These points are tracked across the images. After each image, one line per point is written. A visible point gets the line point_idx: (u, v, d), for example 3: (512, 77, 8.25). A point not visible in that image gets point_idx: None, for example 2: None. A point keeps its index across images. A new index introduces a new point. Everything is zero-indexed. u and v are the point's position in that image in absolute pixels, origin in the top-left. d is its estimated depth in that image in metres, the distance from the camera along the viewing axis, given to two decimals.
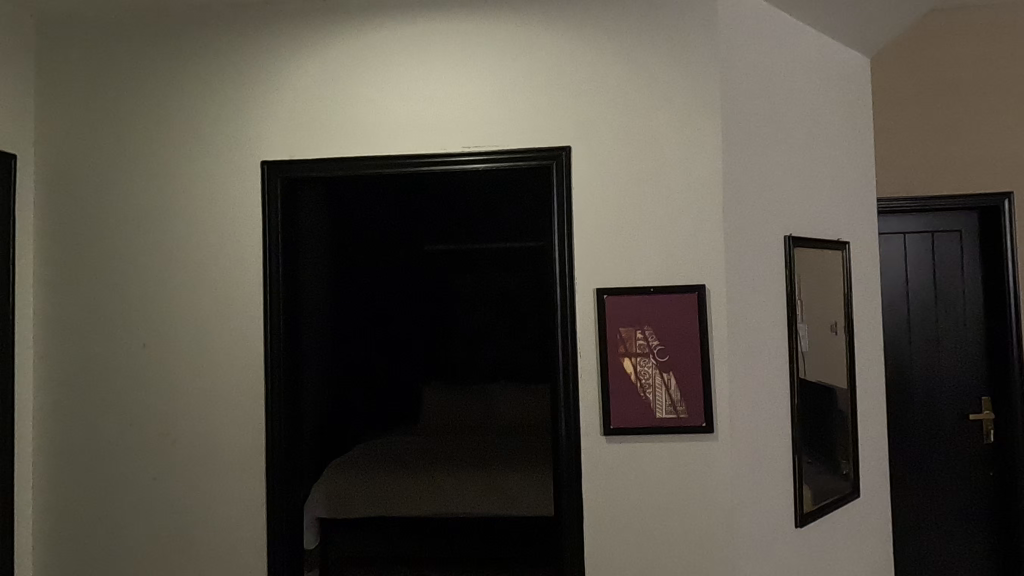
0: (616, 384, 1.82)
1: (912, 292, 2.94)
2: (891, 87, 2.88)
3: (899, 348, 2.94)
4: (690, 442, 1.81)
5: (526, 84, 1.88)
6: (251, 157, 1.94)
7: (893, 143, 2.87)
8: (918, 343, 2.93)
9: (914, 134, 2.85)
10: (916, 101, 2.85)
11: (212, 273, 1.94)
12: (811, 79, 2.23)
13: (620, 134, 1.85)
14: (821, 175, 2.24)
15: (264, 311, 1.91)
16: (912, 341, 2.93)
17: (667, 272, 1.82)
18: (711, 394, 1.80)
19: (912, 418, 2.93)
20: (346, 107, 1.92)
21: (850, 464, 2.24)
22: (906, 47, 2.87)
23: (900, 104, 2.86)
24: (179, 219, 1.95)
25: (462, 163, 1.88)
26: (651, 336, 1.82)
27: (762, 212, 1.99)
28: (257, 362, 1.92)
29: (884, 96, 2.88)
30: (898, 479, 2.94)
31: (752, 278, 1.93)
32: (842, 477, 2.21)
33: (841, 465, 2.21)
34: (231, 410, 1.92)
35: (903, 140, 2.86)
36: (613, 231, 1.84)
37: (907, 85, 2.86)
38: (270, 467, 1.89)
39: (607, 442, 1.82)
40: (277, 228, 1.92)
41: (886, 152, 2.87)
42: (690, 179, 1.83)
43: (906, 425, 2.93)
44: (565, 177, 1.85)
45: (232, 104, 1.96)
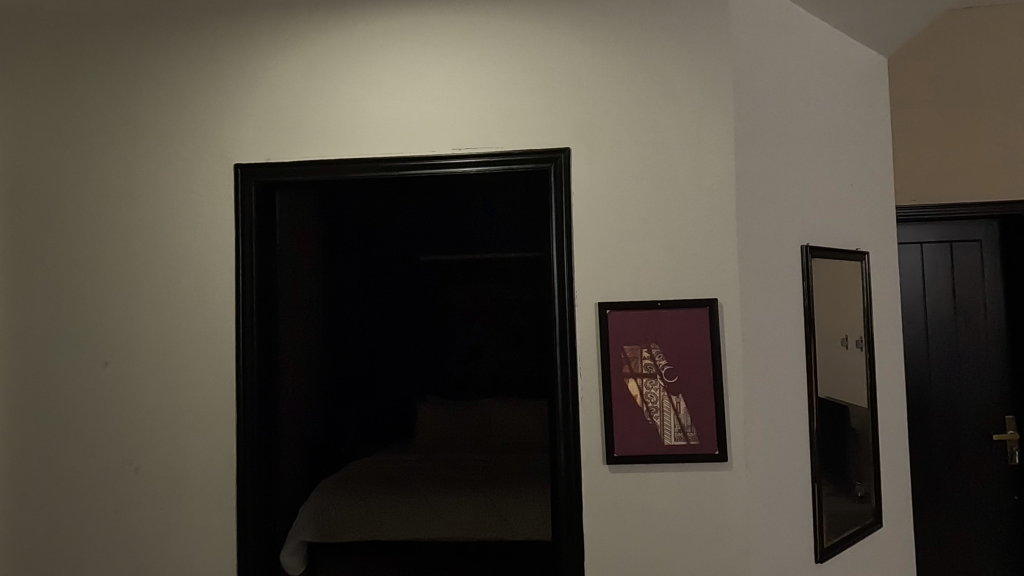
0: (620, 408, 1.65)
1: (931, 305, 2.78)
2: (907, 91, 2.73)
3: (918, 365, 2.79)
4: (701, 471, 1.64)
5: (523, 82, 1.73)
6: (223, 160, 1.79)
7: (909, 148, 2.72)
8: (938, 359, 2.77)
9: (933, 139, 2.71)
10: (935, 104, 2.70)
11: (180, 284, 1.78)
12: (828, 78, 2.08)
13: (625, 136, 1.70)
14: (839, 181, 2.09)
15: (236, 327, 1.75)
16: (933, 357, 2.77)
17: (676, 284, 1.66)
18: (725, 419, 1.64)
19: (934, 438, 2.76)
20: (327, 106, 1.78)
21: (867, 486, 2.08)
22: (920, 48, 2.73)
23: (916, 108, 2.72)
24: (147, 228, 1.80)
25: (452, 166, 1.73)
26: (659, 356, 1.66)
27: (778, 219, 1.84)
28: (228, 383, 1.76)
29: (899, 100, 2.73)
30: (919, 502, 2.77)
31: (768, 291, 1.78)
32: (860, 501, 2.05)
33: (859, 487, 2.05)
34: (201, 437, 1.76)
35: (919, 146, 2.71)
36: (615, 239, 1.68)
37: (923, 88, 2.72)
38: (242, 498, 1.73)
39: (612, 472, 1.66)
40: (250, 238, 1.77)
41: (902, 158, 2.73)
42: (701, 183, 1.68)
43: (928, 446, 2.77)
44: (564, 181, 1.70)
45: (206, 102, 1.81)
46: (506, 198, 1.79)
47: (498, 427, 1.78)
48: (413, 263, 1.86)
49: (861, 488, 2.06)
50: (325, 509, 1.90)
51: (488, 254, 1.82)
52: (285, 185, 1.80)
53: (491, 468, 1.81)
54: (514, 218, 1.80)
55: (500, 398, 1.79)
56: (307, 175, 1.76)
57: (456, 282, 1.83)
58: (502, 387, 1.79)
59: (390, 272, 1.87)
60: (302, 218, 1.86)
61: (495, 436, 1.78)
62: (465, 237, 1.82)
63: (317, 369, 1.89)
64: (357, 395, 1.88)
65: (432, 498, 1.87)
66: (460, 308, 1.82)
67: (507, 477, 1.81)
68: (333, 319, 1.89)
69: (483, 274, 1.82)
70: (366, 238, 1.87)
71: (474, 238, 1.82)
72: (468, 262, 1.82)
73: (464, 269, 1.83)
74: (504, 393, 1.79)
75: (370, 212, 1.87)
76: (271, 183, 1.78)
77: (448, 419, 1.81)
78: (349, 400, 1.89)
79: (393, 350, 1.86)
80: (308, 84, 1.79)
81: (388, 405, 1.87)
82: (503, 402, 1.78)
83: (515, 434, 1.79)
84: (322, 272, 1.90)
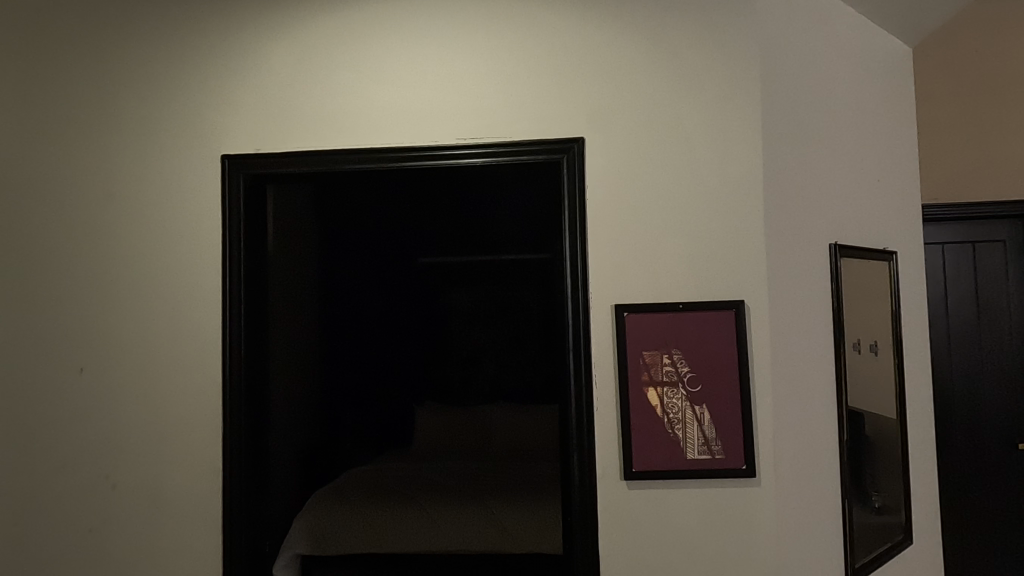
0: (639, 419, 1.53)
1: (954, 308, 2.66)
2: (930, 85, 2.62)
3: (942, 371, 2.67)
4: (727, 487, 1.52)
5: (532, 68, 1.61)
6: (209, 151, 1.67)
7: (933, 145, 2.61)
8: (964, 364, 2.64)
9: (956, 136, 2.59)
10: (958, 99, 2.59)
11: (162, 285, 1.65)
12: (855, 67, 1.96)
13: (644, 125, 1.58)
14: (866, 176, 1.96)
15: (223, 330, 1.63)
16: (957, 362, 2.65)
17: (699, 285, 1.54)
18: (753, 432, 1.51)
19: (960, 446, 2.64)
20: (322, 93, 1.65)
21: (883, 498, 1.92)
22: (944, 41, 2.62)
23: (940, 103, 2.61)
24: (128, 226, 1.67)
25: (457, 158, 1.62)
26: (681, 363, 1.53)
27: (806, 216, 1.71)
28: (214, 391, 1.63)
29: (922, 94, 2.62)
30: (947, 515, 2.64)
31: (797, 292, 1.65)
32: (878, 513, 1.89)
33: (876, 498, 1.89)
34: (184, 451, 1.62)
35: (943, 143, 2.60)
36: (633, 236, 1.56)
37: (947, 82, 2.61)
38: (230, 513, 1.61)
39: (630, 488, 1.53)
40: (239, 234, 1.64)
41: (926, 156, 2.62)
42: (726, 176, 1.56)
43: (954, 455, 2.65)
44: (577, 173, 1.58)
45: (191, 90, 1.68)
46: (515, 191, 1.62)
47: (499, 435, 1.62)
48: (412, 266, 1.66)
49: (879, 500, 1.90)
50: (321, 525, 1.66)
51: (493, 255, 1.63)
52: (275, 179, 1.66)
53: (496, 480, 1.61)
54: (523, 214, 1.62)
55: (502, 403, 1.62)
56: (301, 167, 1.64)
57: (457, 284, 1.65)
58: (503, 392, 1.62)
59: (391, 273, 1.66)
60: (297, 212, 1.67)
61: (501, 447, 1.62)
62: (471, 234, 1.65)
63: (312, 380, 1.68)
64: (341, 394, 1.67)
65: (438, 517, 1.63)
66: (461, 309, 1.64)
67: (516, 489, 1.61)
68: (326, 324, 1.68)
69: (486, 276, 1.63)
70: (362, 234, 1.67)
71: (476, 235, 1.65)
72: (470, 264, 1.64)
73: (468, 272, 1.64)
74: (507, 396, 1.62)
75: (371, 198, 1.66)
76: (261, 175, 1.65)
77: (439, 427, 1.63)
78: (341, 412, 1.66)
79: (392, 346, 1.66)
80: (302, 70, 1.66)
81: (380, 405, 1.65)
82: (503, 407, 1.61)
83: (519, 447, 1.61)
84: (320, 274, 1.68)
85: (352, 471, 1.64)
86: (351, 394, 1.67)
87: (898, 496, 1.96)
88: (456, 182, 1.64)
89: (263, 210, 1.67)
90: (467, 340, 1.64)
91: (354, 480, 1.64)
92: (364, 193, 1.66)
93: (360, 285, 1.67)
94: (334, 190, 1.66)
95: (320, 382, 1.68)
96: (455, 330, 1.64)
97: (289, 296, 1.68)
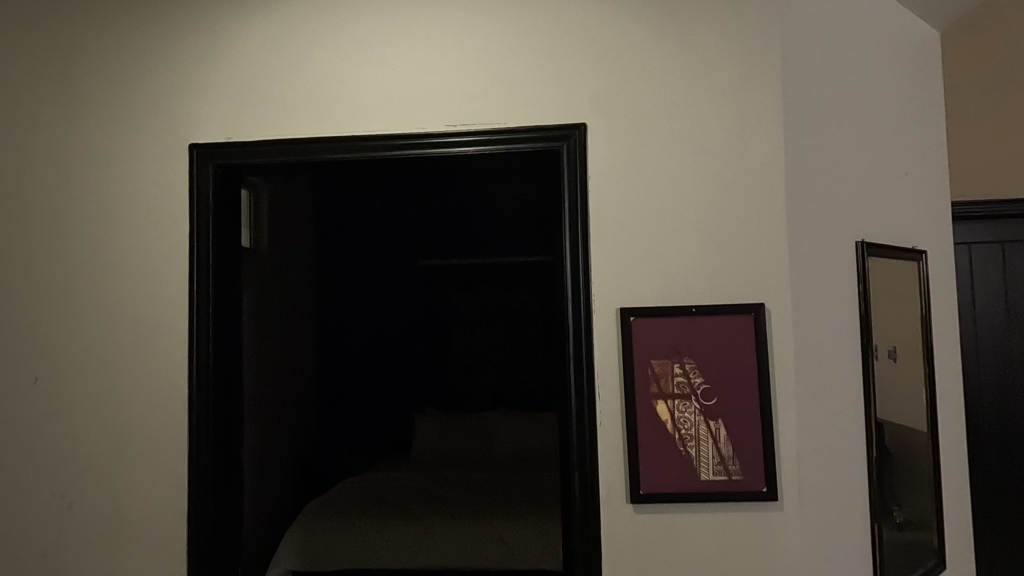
0: (646, 435, 1.37)
1: (1003, 319, 2.28)
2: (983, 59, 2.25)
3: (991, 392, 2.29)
4: (745, 511, 1.36)
5: (528, 47, 1.46)
6: (175, 140, 1.53)
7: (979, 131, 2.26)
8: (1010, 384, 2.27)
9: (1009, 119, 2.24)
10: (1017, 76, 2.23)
11: (123, 285, 1.51)
12: (881, 51, 1.80)
13: (652, 110, 1.43)
14: (894, 170, 1.81)
15: (190, 335, 1.49)
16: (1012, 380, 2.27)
17: (713, 287, 1.39)
18: (774, 450, 1.35)
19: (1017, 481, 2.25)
20: (298, 76, 1.51)
21: (906, 512, 1.71)
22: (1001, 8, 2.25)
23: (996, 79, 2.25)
24: (89, 222, 1.53)
25: (447, 147, 1.47)
26: (693, 373, 1.37)
27: (831, 212, 1.56)
28: (178, 402, 1.48)
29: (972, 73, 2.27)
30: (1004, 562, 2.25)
31: (821, 297, 1.50)
32: (901, 529, 1.68)
33: (898, 513, 1.68)
34: (147, 469, 1.48)
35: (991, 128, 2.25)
36: (639, 233, 1.41)
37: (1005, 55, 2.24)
38: (195, 537, 1.46)
39: (637, 512, 1.38)
40: (207, 230, 1.50)
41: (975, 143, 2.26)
42: (745, 166, 1.40)
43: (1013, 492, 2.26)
44: (578, 162, 1.43)
45: (157, 73, 1.54)
46: (519, 186, 1.49)
47: (499, 443, 1.50)
48: (410, 268, 1.54)
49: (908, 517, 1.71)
50: (310, 540, 1.55)
51: (495, 256, 1.52)
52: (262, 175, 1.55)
53: (494, 492, 1.50)
54: (525, 211, 1.50)
55: (502, 409, 1.51)
56: (276, 157, 1.50)
57: (458, 287, 1.53)
58: (504, 399, 1.51)
59: (389, 276, 1.55)
60: (290, 209, 1.56)
61: (503, 457, 1.50)
62: (471, 238, 1.53)
63: (304, 389, 1.57)
64: (341, 401, 1.56)
65: (432, 530, 1.52)
66: (463, 313, 1.53)
67: (515, 503, 1.49)
68: (322, 330, 1.57)
69: (484, 279, 1.52)
70: (359, 234, 1.56)
71: (474, 235, 1.53)
72: (470, 266, 1.53)
73: (467, 275, 1.53)
74: (506, 402, 1.51)
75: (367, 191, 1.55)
76: (234, 167, 1.51)
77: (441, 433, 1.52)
78: (339, 422, 1.56)
79: (388, 353, 1.55)
80: (278, 51, 1.52)
81: (379, 414, 1.55)
82: (505, 413, 1.50)
83: (518, 458, 1.49)
84: (313, 275, 1.57)
85: (348, 481, 1.54)
86: (349, 402, 1.56)
87: (924, 514, 1.76)
88: (456, 179, 1.52)
89: (247, 207, 1.56)
90: (467, 345, 1.52)
91: (352, 494, 1.54)
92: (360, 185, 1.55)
93: (355, 287, 1.56)
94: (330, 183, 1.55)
95: (318, 392, 1.56)
96: (457, 336, 1.53)
97: (282, 299, 1.57)
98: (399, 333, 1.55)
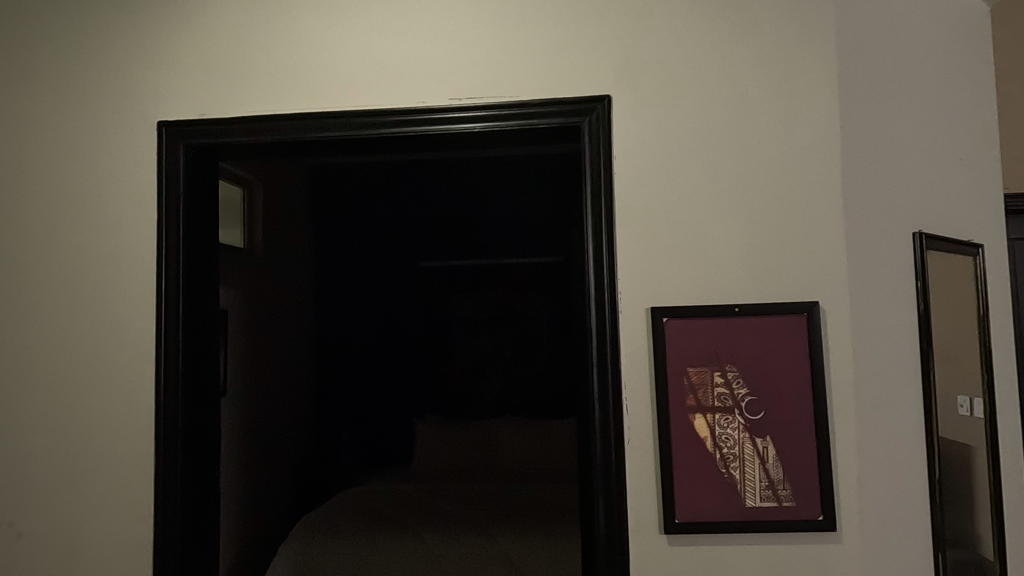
0: (682, 455, 1.19)
1: None
2: None
3: None
4: (797, 543, 1.17)
5: (543, 11, 1.28)
6: (142, 117, 1.35)
7: None
8: None
9: None
10: None
11: (81, 279, 1.33)
12: (935, 21, 1.61)
13: (685, 81, 1.24)
14: (950, 154, 1.61)
15: (157, 338, 1.30)
16: None
17: (758, 284, 1.20)
18: (831, 472, 1.16)
19: None
20: (281, 45, 1.33)
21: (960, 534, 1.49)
22: None
23: None
24: (43, 208, 1.35)
25: (447, 123, 1.28)
26: (736, 383, 1.19)
27: (885, 198, 1.37)
28: (143, 414, 1.30)
29: None
30: None
31: (876, 296, 1.31)
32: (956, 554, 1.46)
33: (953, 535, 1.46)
34: (108, 490, 1.29)
35: None
36: (670, 221, 1.22)
37: None
38: (160, 568, 1.27)
39: (671, 544, 1.19)
40: (176, 218, 1.32)
41: None
42: (793, 143, 1.22)
43: None
44: (601, 141, 1.24)
45: (123, 42, 1.36)
46: (528, 180, 1.39)
47: (504, 451, 1.39)
48: (410, 270, 1.44)
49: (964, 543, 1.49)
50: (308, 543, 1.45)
51: (500, 258, 1.40)
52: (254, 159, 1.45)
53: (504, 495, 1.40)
54: (536, 212, 1.39)
55: (508, 418, 1.39)
56: (255, 135, 1.31)
57: (460, 290, 1.41)
58: (509, 406, 1.39)
59: (389, 277, 1.45)
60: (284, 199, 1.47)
61: (505, 458, 1.39)
62: (471, 240, 1.42)
63: (298, 390, 1.46)
64: (341, 406, 1.45)
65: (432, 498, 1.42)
66: (463, 317, 1.41)
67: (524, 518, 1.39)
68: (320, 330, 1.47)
69: (490, 278, 1.40)
70: (359, 231, 1.47)
71: (478, 235, 1.42)
72: (469, 265, 1.42)
73: (469, 275, 1.41)
74: (520, 408, 1.39)
75: (370, 176, 1.46)
76: (207, 147, 1.33)
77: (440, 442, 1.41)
78: (338, 426, 1.45)
79: (389, 361, 1.44)
80: (257, 19, 1.34)
81: (386, 419, 1.44)
82: (508, 421, 1.39)
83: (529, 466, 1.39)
84: (314, 264, 1.47)
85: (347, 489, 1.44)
86: (346, 406, 1.45)
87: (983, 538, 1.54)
88: (456, 173, 1.42)
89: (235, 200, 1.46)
90: (469, 350, 1.40)
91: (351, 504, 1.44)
92: (369, 174, 1.46)
93: (358, 288, 1.46)
94: (335, 172, 1.46)
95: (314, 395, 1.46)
96: (458, 341, 1.41)
97: (270, 294, 1.47)
98: (400, 338, 1.44)
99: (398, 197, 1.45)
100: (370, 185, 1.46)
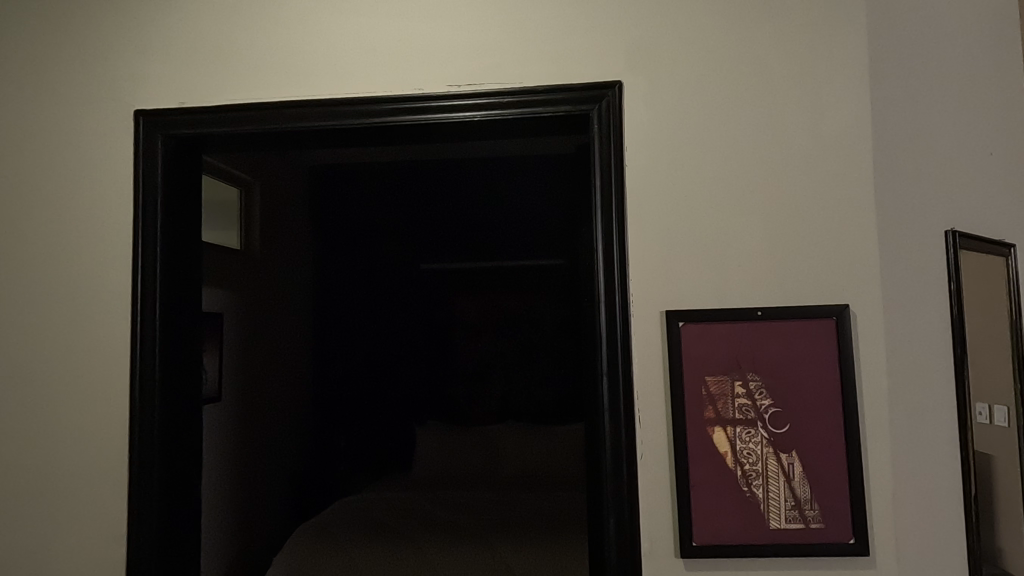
0: (701, 472, 1.09)
1: None
2: None
3: None
4: (826, 567, 1.07)
5: None
6: (120, 105, 1.26)
7: None
8: None
9: None
10: None
11: (52, 278, 1.24)
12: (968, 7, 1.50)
13: (703, 68, 1.15)
14: (982, 148, 1.51)
15: (132, 343, 1.21)
16: None
17: (782, 286, 1.11)
18: (863, 491, 1.06)
19: None
20: (267, 29, 1.24)
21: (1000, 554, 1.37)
22: None
23: None
24: (14, 201, 1.26)
25: (444, 111, 1.19)
26: (759, 393, 1.09)
27: (916, 193, 1.27)
28: (117, 424, 1.21)
29: None
30: None
31: (908, 299, 1.21)
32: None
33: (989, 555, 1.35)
34: (79, 505, 1.20)
35: None
36: (685, 216, 1.13)
37: None
38: None
39: (688, 567, 1.09)
40: (153, 213, 1.23)
41: None
42: (821, 133, 1.12)
43: None
44: (610, 132, 1.15)
45: (101, 26, 1.28)
46: (534, 178, 1.30)
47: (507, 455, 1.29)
48: (406, 270, 1.34)
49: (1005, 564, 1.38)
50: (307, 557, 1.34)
51: (501, 259, 1.31)
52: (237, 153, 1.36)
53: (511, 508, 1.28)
54: (542, 206, 1.30)
55: (510, 425, 1.29)
56: (239, 125, 1.23)
57: (460, 292, 1.32)
58: (512, 411, 1.29)
59: (383, 276, 1.35)
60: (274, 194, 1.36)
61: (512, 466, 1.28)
62: (472, 236, 1.32)
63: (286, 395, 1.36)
64: (334, 412, 1.35)
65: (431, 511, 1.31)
66: (462, 320, 1.31)
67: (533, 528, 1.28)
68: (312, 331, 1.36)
69: (493, 280, 1.31)
70: (352, 226, 1.36)
71: (479, 233, 1.32)
72: (472, 266, 1.32)
73: (469, 276, 1.32)
74: (523, 417, 1.29)
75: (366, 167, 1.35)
76: (188, 137, 1.24)
77: (437, 450, 1.31)
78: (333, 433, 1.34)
79: (384, 365, 1.34)
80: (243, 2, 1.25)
81: (381, 425, 1.33)
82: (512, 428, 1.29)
83: (543, 475, 1.28)
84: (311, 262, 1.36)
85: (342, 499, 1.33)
86: (341, 412, 1.34)
87: None
88: (458, 168, 1.33)
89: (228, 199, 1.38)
90: (470, 356, 1.31)
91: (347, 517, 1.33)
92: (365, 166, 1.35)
93: (353, 288, 1.36)
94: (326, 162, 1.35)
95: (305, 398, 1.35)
96: (459, 347, 1.31)
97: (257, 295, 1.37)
98: (397, 341, 1.34)
99: (395, 190, 1.35)
100: (364, 176, 1.35)
